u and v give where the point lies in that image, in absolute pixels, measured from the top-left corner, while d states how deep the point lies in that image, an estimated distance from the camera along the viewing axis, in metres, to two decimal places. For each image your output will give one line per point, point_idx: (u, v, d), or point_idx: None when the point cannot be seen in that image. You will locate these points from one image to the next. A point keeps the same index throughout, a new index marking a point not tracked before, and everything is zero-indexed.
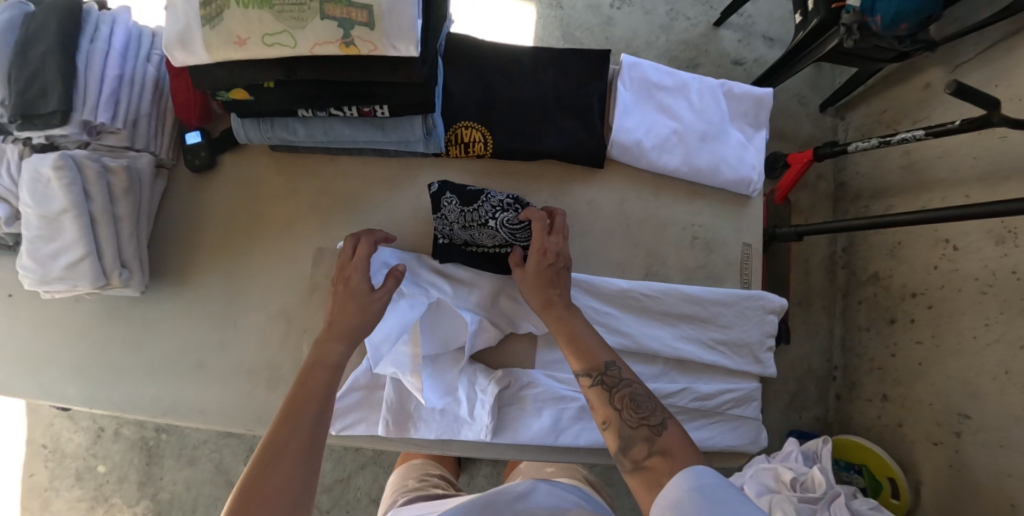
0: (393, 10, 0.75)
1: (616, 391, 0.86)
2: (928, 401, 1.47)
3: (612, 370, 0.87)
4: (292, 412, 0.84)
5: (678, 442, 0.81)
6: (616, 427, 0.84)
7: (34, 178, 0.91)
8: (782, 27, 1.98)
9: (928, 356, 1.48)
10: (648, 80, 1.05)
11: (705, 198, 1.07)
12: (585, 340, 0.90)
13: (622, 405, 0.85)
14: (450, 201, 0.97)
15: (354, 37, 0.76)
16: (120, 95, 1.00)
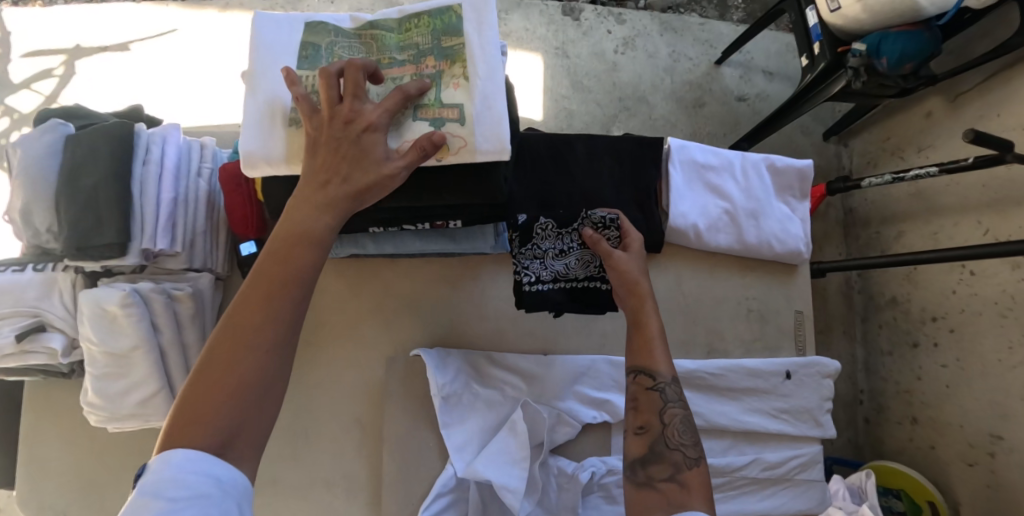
0: (484, 110, 0.79)
1: (668, 407, 0.76)
2: (958, 423, 1.39)
3: (671, 385, 0.78)
4: (270, 284, 0.64)
5: (702, 484, 0.73)
6: (650, 437, 0.75)
7: (99, 316, 0.90)
8: (783, 63, 1.92)
9: (954, 379, 1.41)
10: (696, 161, 1.09)
11: (756, 272, 1.12)
12: (656, 343, 0.79)
13: (669, 422, 0.76)
14: (546, 225, 0.97)
15: (444, 135, 0.77)
16: (176, 217, 0.96)
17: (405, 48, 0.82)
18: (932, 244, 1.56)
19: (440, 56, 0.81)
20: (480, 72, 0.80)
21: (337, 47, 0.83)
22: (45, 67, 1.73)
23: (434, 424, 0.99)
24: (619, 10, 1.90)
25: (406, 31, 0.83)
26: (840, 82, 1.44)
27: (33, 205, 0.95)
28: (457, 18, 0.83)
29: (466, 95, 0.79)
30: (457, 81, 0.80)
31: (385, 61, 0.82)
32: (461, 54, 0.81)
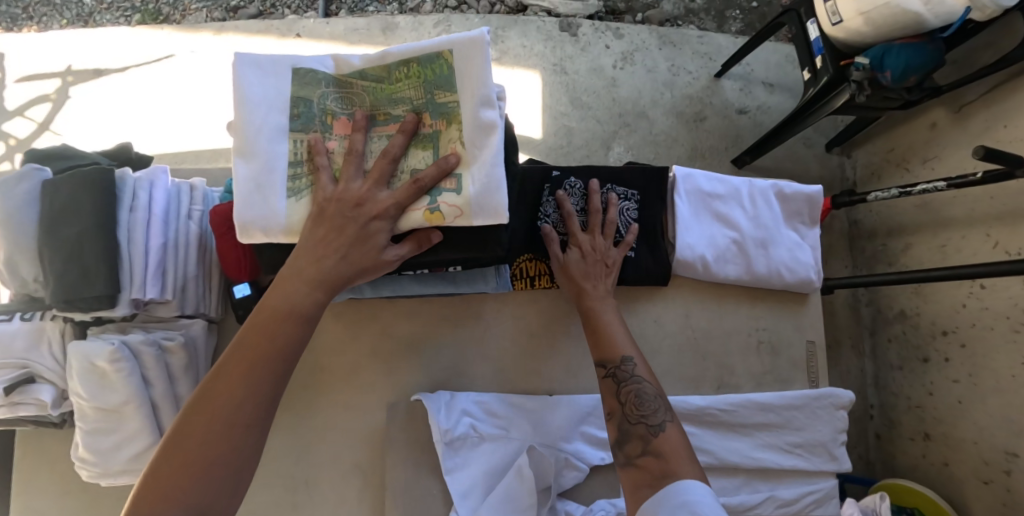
0: (480, 176, 0.77)
1: (625, 384, 0.86)
2: (972, 440, 1.35)
3: (627, 364, 0.87)
4: (246, 360, 0.74)
5: (675, 447, 0.80)
6: (617, 419, 0.84)
7: (88, 371, 0.87)
8: (782, 74, 1.88)
9: (967, 394, 1.37)
10: (702, 190, 1.07)
11: (766, 301, 1.09)
12: (609, 332, 0.91)
13: (628, 399, 0.85)
14: (574, 185, 1.01)
15: (439, 204, 0.77)
16: (166, 264, 0.92)
17: (399, 103, 0.81)
18: (940, 257, 1.53)
19: (436, 114, 0.80)
20: (475, 135, 0.78)
21: (328, 101, 0.82)
22: (39, 92, 1.70)
23: (437, 470, 0.96)
24: (617, 25, 1.87)
25: (398, 82, 0.81)
26: (842, 96, 1.40)
27: (18, 254, 0.92)
28: (448, 67, 0.79)
29: (464, 164, 0.78)
30: (453, 145, 0.79)
31: (382, 117, 0.82)
32: (455, 111, 0.79)
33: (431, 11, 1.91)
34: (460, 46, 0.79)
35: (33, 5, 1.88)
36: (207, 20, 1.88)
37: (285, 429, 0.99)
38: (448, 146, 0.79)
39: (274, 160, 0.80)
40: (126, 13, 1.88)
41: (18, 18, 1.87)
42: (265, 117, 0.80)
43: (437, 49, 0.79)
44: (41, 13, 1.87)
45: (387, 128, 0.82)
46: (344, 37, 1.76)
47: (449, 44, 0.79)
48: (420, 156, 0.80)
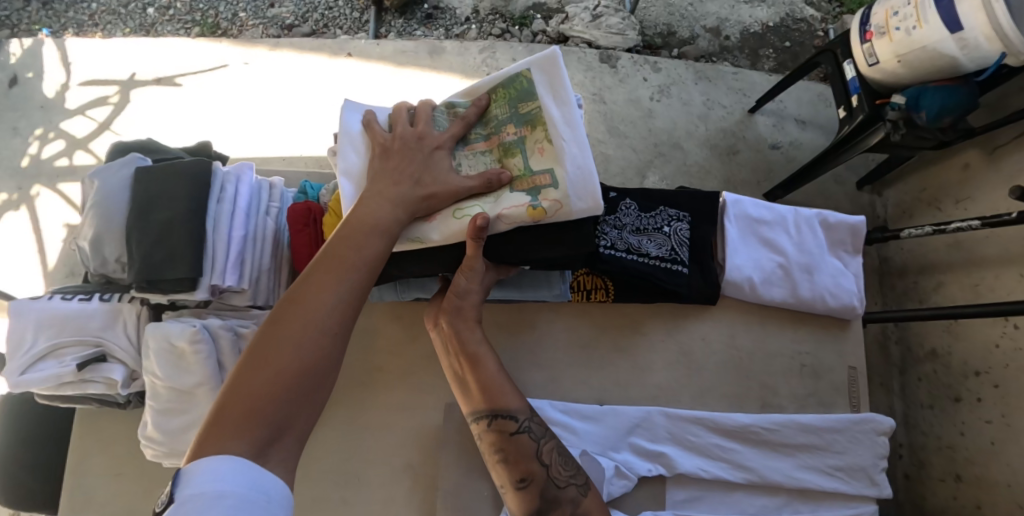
0: (572, 169, 0.86)
1: (545, 444, 0.93)
2: (1006, 483, 1.34)
3: (533, 420, 0.94)
4: (327, 270, 0.77)
5: (598, 507, 0.90)
6: (540, 484, 0.91)
7: (168, 350, 0.91)
8: (815, 111, 1.91)
9: (1000, 435, 1.37)
10: (750, 216, 1.11)
11: (809, 325, 1.12)
12: (495, 382, 0.95)
13: (550, 460, 0.92)
14: (629, 206, 1.08)
15: (540, 201, 0.86)
16: (245, 255, 0.96)
17: (494, 122, 0.91)
18: (973, 296, 1.54)
19: (520, 122, 0.90)
20: (563, 136, 0.87)
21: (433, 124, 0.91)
22: (99, 95, 1.81)
23: (488, 473, 0.98)
24: (655, 59, 1.94)
25: (490, 103, 0.92)
26: (876, 135, 1.44)
27: (104, 235, 0.96)
28: (527, 82, 0.89)
29: (553, 158, 0.87)
30: (542, 146, 0.88)
31: (477, 135, 0.92)
32: (540, 117, 0.89)
33: (475, 37, 2.00)
34: (538, 66, 0.88)
35: (100, 13, 2.00)
36: (263, 36, 1.99)
37: (341, 424, 1.03)
38: (539, 145, 0.88)
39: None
40: (187, 25, 2.00)
41: (84, 24, 1.99)
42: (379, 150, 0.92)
43: (517, 70, 0.90)
44: (107, 22, 2.00)
45: (479, 145, 0.91)
46: (393, 58, 1.84)
47: (528, 64, 0.89)
48: (516, 161, 0.89)
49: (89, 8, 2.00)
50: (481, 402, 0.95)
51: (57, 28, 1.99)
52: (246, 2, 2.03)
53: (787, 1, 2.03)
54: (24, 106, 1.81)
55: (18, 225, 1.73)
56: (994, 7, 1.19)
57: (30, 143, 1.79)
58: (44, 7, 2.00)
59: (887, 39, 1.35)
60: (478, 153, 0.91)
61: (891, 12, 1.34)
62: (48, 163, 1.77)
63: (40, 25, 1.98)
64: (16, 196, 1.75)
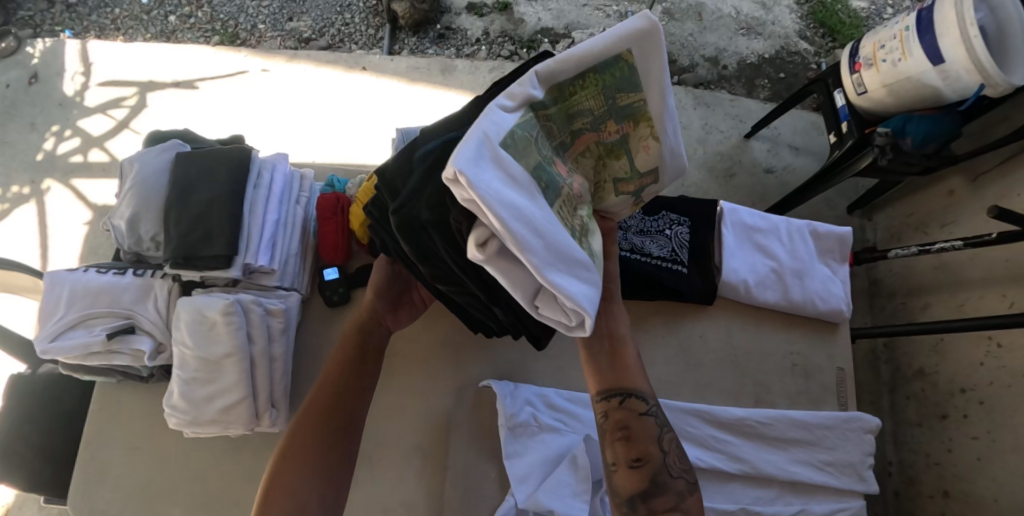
0: (672, 165, 0.88)
1: (665, 433, 0.92)
2: (992, 497, 1.38)
3: (659, 407, 0.93)
4: (294, 445, 0.91)
5: (699, 508, 0.88)
6: (655, 466, 0.89)
7: (197, 320, 0.94)
8: (808, 138, 2.01)
9: (986, 451, 1.42)
10: (746, 223, 1.20)
11: (801, 328, 1.19)
12: (633, 364, 0.94)
13: (668, 448, 0.91)
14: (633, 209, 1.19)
15: (643, 198, 0.93)
16: (276, 238, 1.02)
17: (591, 115, 0.81)
18: (957, 315, 1.61)
19: (620, 118, 0.82)
20: (667, 128, 0.84)
21: (541, 147, 0.76)
22: (118, 97, 1.90)
23: (496, 456, 1.04)
24: None
25: (585, 93, 0.79)
26: (865, 160, 1.52)
27: (142, 214, 1.00)
28: (625, 64, 0.78)
29: (654, 157, 0.87)
30: (649, 142, 0.85)
31: (575, 131, 0.82)
32: (644, 109, 0.82)
33: (485, 58, 2.10)
34: (642, 48, 0.77)
35: (123, 18, 2.11)
36: (280, 47, 2.09)
37: None
38: (643, 142, 0.85)
39: (559, 249, 0.71)
40: (207, 34, 2.11)
41: (107, 28, 2.10)
42: (515, 211, 0.68)
43: (615, 51, 0.76)
44: (129, 27, 2.11)
45: (578, 149, 0.84)
46: (407, 74, 1.94)
47: (625, 42, 0.76)
48: (621, 160, 0.86)
49: (113, 12, 2.12)
50: (617, 379, 0.93)
51: (79, 30, 2.10)
52: (266, 15, 2.14)
53: (783, 35, 2.15)
54: (44, 102, 1.91)
55: (25, 218, 1.82)
56: (973, 42, 1.28)
57: (46, 138, 1.89)
58: (68, 10, 2.11)
59: (875, 70, 1.45)
60: (579, 156, 0.85)
61: (878, 45, 1.44)
62: (63, 159, 1.86)
63: (63, 26, 2.09)
64: (28, 189, 1.84)
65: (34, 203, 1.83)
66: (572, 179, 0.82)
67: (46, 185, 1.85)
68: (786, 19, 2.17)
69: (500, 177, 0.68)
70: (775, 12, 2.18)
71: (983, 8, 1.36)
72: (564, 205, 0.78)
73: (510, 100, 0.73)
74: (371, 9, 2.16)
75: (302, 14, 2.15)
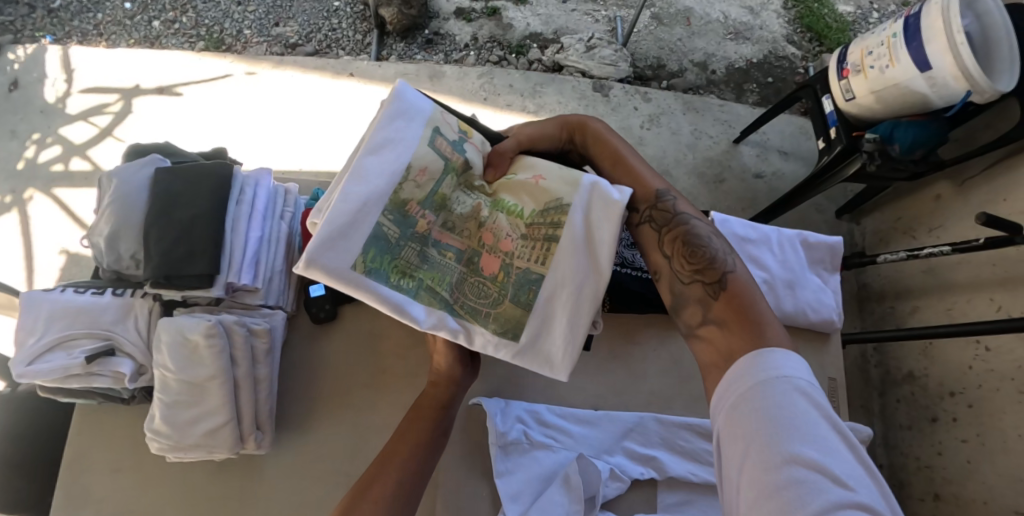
0: (401, 136, 0.86)
1: (669, 237, 0.90)
2: (982, 499, 1.39)
3: (662, 208, 0.92)
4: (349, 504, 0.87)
5: (730, 309, 0.84)
6: (672, 282, 0.90)
7: (180, 342, 0.92)
8: (796, 143, 2.01)
9: (975, 453, 1.43)
10: (736, 234, 1.19)
11: (792, 339, 1.19)
12: (634, 176, 0.96)
13: (677, 255, 0.89)
14: None
15: (464, 134, 0.92)
16: (260, 255, 1.01)
17: (421, 256, 0.87)
18: (946, 319, 1.62)
19: (408, 220, 0.86)
20: (382, 173, 0.84)
21: (478, 295, 0.89)
22: (101, 103, 1.87)
23: (488, 473, 1.03)
24: (646, 90, 2.03)
25: (407, 279, 0.86)
26: (853, 166, 1.52)
27: (122, 231, 0.98)
28: (365, 257, 0.83)
29: (415, 159, 0.86)
30: (414, 175, 0.86)
31: (443, 253, 0.89)
32: (392, 201, 0.85)
33: (473, 63, 2.09)
34: (339, 258, 0.81)
35: (106, 23, 2.08)
36: (266, 53, 2.07)
37: (345, 423, 1.07)
38: (413, 177, 0.86)
39: (576, 252, 0.87)
40: (192, 39, 2.08)
41: (89, 33, 2.06)
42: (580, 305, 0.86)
43: (353, 269, 0.82)
44: (112, 33, 2.08)
45: (455, 244, 0.90)
46: (395, 80, 1.92)
47: (346, 266, 0.81)
48: (444, 185, 0.89)
49: (96, 17, 2.08)
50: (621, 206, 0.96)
51: (61, 35, 2.06)
52: (252, 20, 2.12)
53: (771, 40, 2.16)
54: (25, 109, 1.88)
55: (5, 227, 1.78)
56: (960, 49, 1.28)
57: (27, 146, 1.85)
58: (50, 14, 2.08)
59: (863, 76, 1.45)
60: (461, 238, 0.90)
61: (866, 52, 1.44)
62: (45, 167, 1.82)
63: (44, 31, 2.05)
64: (8, 198, 1.80)
65: (16, 213, 1.78)
66: (505, 246, 0.90)
67: (28, 194, 1.80)
68: (774, 24, 2.18)
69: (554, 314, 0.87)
70: (762, 17, 2.19)
71: (969, 15, 1.37)
72: (540, 248, 0.89)
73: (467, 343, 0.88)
74: (359, 14, 2.15)
75: (288, 19, 2.13)
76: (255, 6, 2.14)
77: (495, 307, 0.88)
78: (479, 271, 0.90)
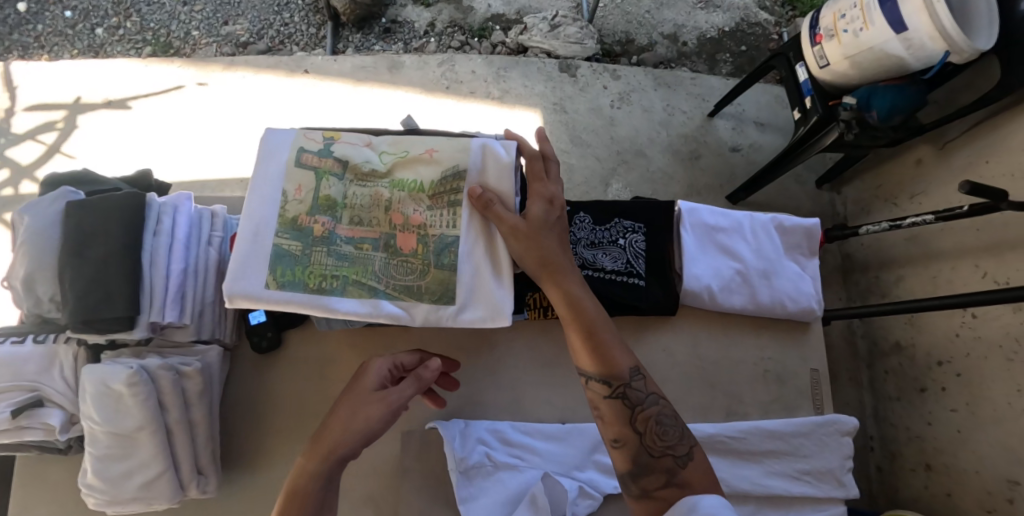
0: (271, 162, 0.96)
1: (641, 409, 0.87)
2: (973, 470, 1.32)
3: (635, 382, 0.88)
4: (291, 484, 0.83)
5: (697, 480, 0.82)
6: (633, 451, 0.85)
7: (102, 393, 0.87)
8: (772, 114, 1.93)
9: (966, 423, 1.35)
10: (706, 223, 1.12)
11: (770, 331, 1.13)
12: (609, 346, 0.89)
13: (646, 428, 0.86)
14: (584, 219, 1.10)
15: (335, 141, 0.98)
16: (185, 289, 0.97)
17: (332, 255, 0.94)
18: (932, 288, 1.55)
19: (304, 230, 0.94)
20: (267, 196, 0.94)
21: (392, 267, 0.95)
22: (48, 119, 1.71)
23: (451, 499, 0.97)
24: (614, 67, 1.92)
25: (329, 280, 0.93)
26: (831, 135, 1.43)
27: (38, 274, 0.94)
28: (278, 276, 0.92)
29: (290, 181, 0.95)
30: (294, 192, 0.95)
31: (360, 246, 0.96)
32: (283, 222, 0.94)
33: (435, 50, 1.99)
34: (250, 281, 0.91)
35: (47, 35, 1.96)
36: (216, 54, 1.96)
37: (300, 457, 1.02)
38: (293, 197, 0.95)
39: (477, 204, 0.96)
40: (138, 45, 1.97)
41: (30, 47, 1.95)
42: (498, 255, 0.96)
43: (267, 289, 0.91)
44: (54, 44, 1.96)
45: (365, 234, 0.96)
46: (351, 74, 1.82)
47: (262, 292, 0.91)
48: (327, 187, 0.96)
49: (36, 29, 1.96)
50: (591, 365, 0.89)
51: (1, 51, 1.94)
52: (199, 20, 2.00)
53: (741, 7, 2.07)
54: None
55: None
56: (936, 7, 1.20)
57: None
58: None
59: (837, 42, 1.37)
60: (372, 224, 0.97)
61: (839, 15, 1.35)
62: None
63: None
64: None
65: None
66: (416, 222, 0.97)
67: None
68: None
69: (481, 272, 0.95)
70: None
71: None
72: (447, 214, 0.97)
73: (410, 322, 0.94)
74: (312, 6, 2.04)
75: (238, 17, 2.02)
76: (202, 5, 2.02)
77: (422, 279, 0.94)
78: (398, 250, 0.96)
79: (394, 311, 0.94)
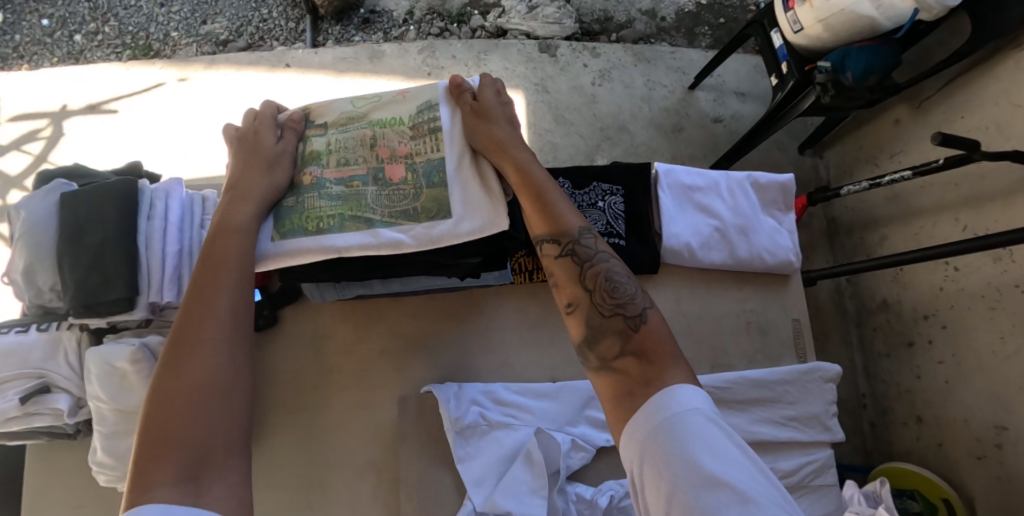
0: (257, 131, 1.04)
1: (589, 267, 0.88)
2: (961, 418, 1.35)
3: (583, 241, 0.90)
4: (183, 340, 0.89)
5: (653, 338, 0.83)
6: (586, 311, 0.86)
7: (106, 372, 0.91)
8: (751, 82, 1.96)
9: (952, 374, 1.37)
10: (683, 184, 1.15)
11: (751, 285, 1.17)
12: (556, 206, 0.92)
13: (598, 287, 0.87)
14: (563, 185, 1.13)
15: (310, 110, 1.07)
16: (182, 270, 1.00)
17: (324, 198, 0.99)
18: (915, 243, 1.58)
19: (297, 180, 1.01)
20: None
21: (382, 195, 0.99)
22: (31, 128, 1.73)
23: (449, 460, 1.01)
24: (593, 44, 1.94)
25: (327, 220, 0.97)
26: (808, 99, 1.45)
27: (37, 266, 0.96)
28: (281, 229, 0.97)
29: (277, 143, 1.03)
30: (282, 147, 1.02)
31: (350, 185, 1.00)
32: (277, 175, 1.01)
33: (414, 38, 2.01)
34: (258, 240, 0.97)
35: (24, 44, 1.97)
36: (196, 54, 1.97)
37: (303, 429, 1.05)
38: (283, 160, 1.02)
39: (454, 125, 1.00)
40: (118, 49, 1.98)
41: (9, 57, 1.95)
42: (484, 168, 0.98)
43: (273, 243, 0.96)
44: (32, 53, 1.97)
45: (356, 172, 1.01)
46: (333, 65, 1.84)
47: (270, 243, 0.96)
48: (312, 145, 1.03)
49: (13, 39, 1.97)
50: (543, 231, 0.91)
51: None
52: (177, 21, 2.01)
53: None
54: None
55: None
56: None
57: None
58: None
59: (809, 6, 1.38)
60: (361, 162, 1.01)
61: None
62: None
63: None
64: None
65: None
66: (401, 151, 1.00)
67: None
68: None
69: (469, 186, 0.97)
70: None
71: None
72: (430, 140, 1.00)
73: (411, 242, 0.95)
74: (289, 1, 2.06)
75: (216, 15, 2.03)
76: (179, 5, 2.03)
77: (417, 201, 0.97)
78: (387, 182, 1.00)
79: (393, 238, 0.96)
